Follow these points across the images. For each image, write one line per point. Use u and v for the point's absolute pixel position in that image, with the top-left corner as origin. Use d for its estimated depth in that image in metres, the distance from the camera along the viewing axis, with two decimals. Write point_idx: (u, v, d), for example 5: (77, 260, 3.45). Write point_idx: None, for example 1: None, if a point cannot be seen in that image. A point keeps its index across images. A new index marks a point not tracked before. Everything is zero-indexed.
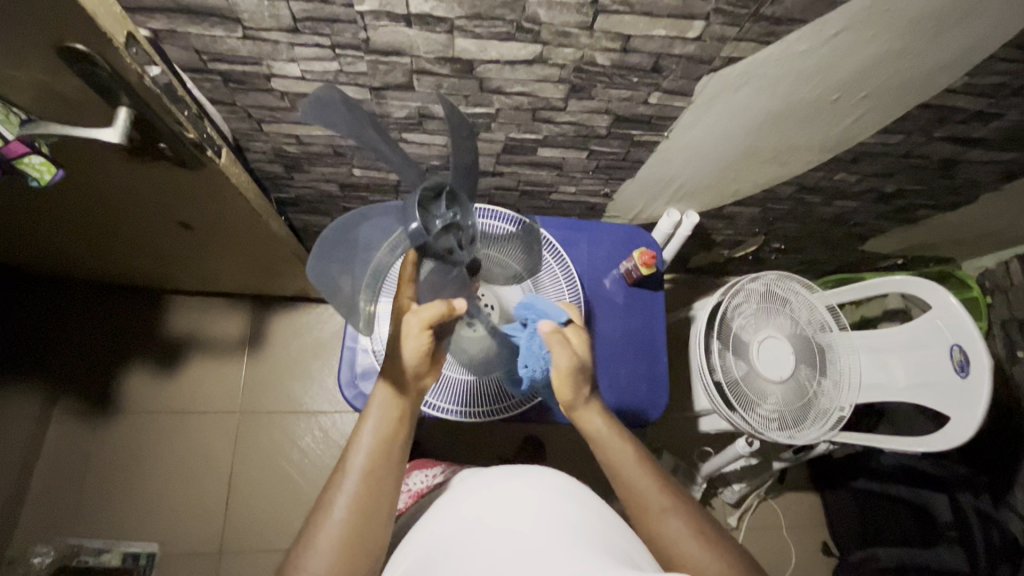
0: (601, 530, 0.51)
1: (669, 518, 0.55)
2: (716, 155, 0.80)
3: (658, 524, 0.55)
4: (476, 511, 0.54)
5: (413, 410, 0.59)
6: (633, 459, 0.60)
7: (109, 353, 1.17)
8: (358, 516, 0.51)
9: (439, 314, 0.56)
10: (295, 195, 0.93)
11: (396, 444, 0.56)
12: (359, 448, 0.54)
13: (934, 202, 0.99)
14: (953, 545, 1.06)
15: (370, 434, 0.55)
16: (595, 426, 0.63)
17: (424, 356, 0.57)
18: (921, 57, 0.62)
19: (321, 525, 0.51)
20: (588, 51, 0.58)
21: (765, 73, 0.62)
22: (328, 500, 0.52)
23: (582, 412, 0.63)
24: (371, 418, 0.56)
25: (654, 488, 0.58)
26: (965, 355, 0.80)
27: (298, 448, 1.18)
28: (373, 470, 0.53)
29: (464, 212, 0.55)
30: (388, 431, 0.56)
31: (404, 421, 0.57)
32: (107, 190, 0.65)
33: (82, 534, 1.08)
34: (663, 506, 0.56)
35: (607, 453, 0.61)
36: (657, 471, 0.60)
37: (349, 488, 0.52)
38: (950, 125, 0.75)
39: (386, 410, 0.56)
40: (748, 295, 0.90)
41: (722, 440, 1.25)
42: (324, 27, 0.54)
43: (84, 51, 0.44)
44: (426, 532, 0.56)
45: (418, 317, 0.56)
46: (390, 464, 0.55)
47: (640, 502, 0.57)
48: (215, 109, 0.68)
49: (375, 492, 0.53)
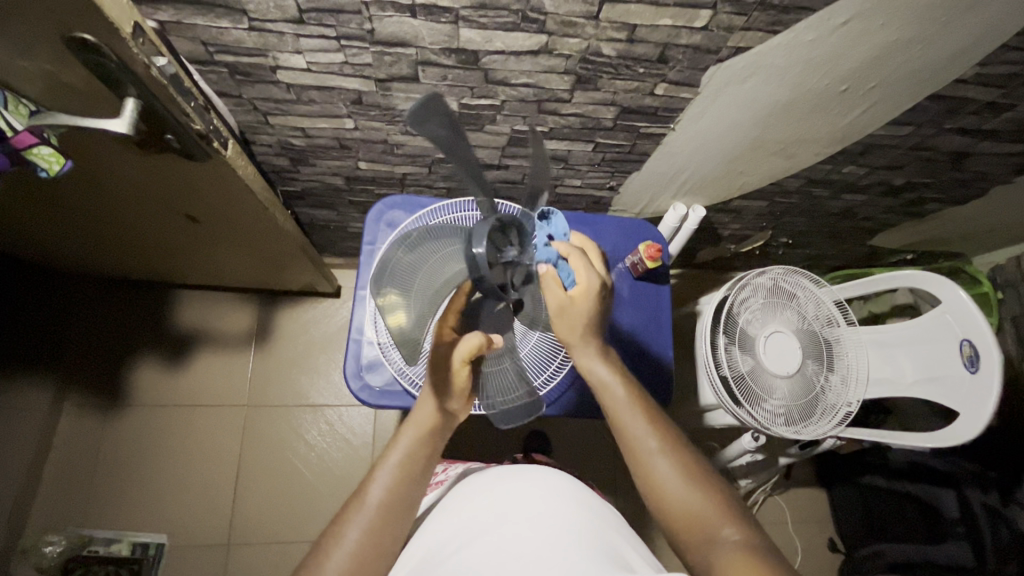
0: (604, 534, 0.52)
1: (659, 460, 0.56)
2: (723, 147, 0.79)
3: (649, 466, 0.56)
4: (477, 513, 0.55)
5: (439, 446, 0.58)
6: (626, 400, 0.59)
7: (116, 346, 1.18)
8: (368, 549, 0.50)
9: (476, 348, 0.56)
10: (301, 189, 0.93)
11: (416, 481, 0.55)
12: (380, 480, 0.54)
13: (945, 195, 0.98)
14: (959, 540, 1.05)
15: (393, 467, 0.54)
16: (591, 363, 0.60)
17: (461, 390, 0.58)
18: (931, 47, 0.61)
19: (331, 552, 0.49)
20: (594, 41, 0.57)
21: (773, 64, 0.62)
22: (340, 527, 0.51)
23: (578, 352, 0.60)
24: (397, 452, 0.55)
25: (645, 430, 0.57)
26: (974, 351, 0.79)
27: (304, 441, 1.18)
28: (390, 505, 0.52)
29: (523, 250, 0.57)
30: (412, 465, 0.55)
31: (429, 457, 0.56)
32: (116, 182, 0.65)
33: (91, 524, 1.09)
34: (655, 448, 0.56)
35: (601, 395, 0.60)
36: (651, 412, 0.59)
37: (364, 516, 0.51)
38: (961, 117, 0.74)
39: (414, 444, 0.55)
40: (754, 289, 0.90)
41: (728, 436, 1.25)
42: (330, 18, 0.54)
43: (91, 41, 0.44)
44: (428, 532, 0.57)
45: (456, 351, 0.56)
46: (406, 502, 0.54)
47: (631, 446, 0.57)
48: (221, 101, 0.68)
49: (388, 528, 0.52)
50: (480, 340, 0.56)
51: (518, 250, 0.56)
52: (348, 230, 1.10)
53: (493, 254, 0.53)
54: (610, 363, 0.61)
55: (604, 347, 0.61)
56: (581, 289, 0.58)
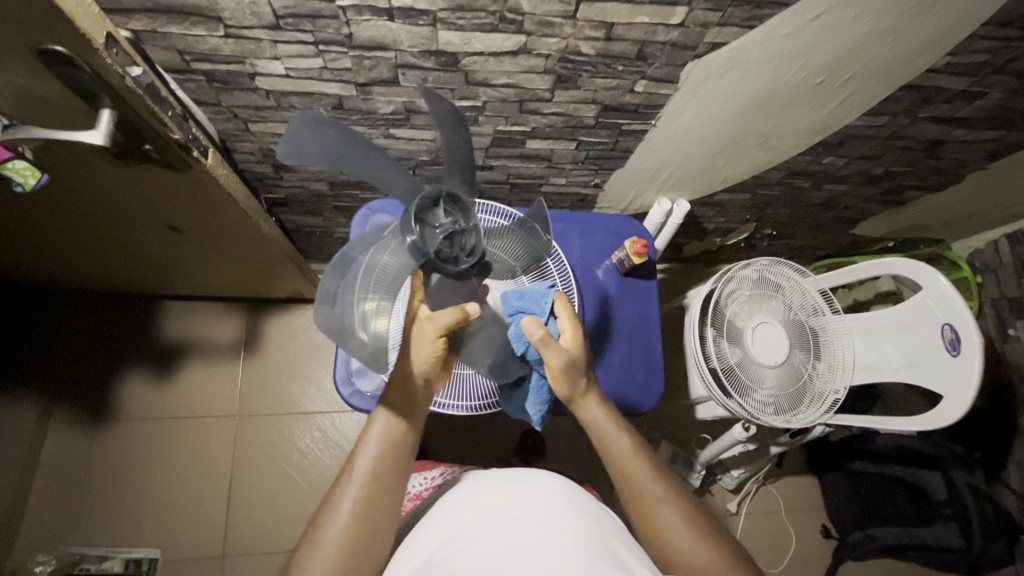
0: (593, 531, 0.52)
1: (662, 507, 0.59)
2: (703, 142, 0.80)
3: (652, 512, 0.59)
4: (471, 519, 0.55)
5: (419, 419, 0.59)
6: (630, 448, 0.63)
7: (101, 360, 1.16)
8: (361, 520, 0.53)
9: (453, 321, 0.56)
10: (284, 195, 0.93)
11: (403, 452, 0.57)
12: (365, 452, 0.55)
13: (923, 183, 1.00)
14: (947, 522, 1.09)
15: (376, 441, 0.56)
16: (592, 413, 0.64)
17: (436, 359, 0.57)
18: (902, 38, 0.63)
19: (327, 527, 0.52)
20: (572, 40, 0.58)
21: (749, 58, 0.63)
22: (333, 503, 0.54)
23: (578, 400, 0.64)
24: (378, 423, 0.57)
25: (649, 478, 0.61)
26: (956, 334, 0.80)
27: (298, 449, 1.18)
28: (376, 476, 0.54)
29: (463, 216, 0.61)
30: (394, 435, 0.56)
31: (410, 428, 0.57)
32: (94, 194, 0.64)
33: (82, 542, 1.08)
34: (658, 495, 0.60)
35: (602, 442, 0.64)
36: (653, 461, 0.63)
37: (354, 489, 0.54)
38: (935, 106, 0.76)
39: (393, 412, 0.57)
40: (739, 282, 0.90)
41: (720, 428, 1.26)
42: (307, 24, 0.54)
43: (63, 52, 0.43)
44: (422, 538, 0.57)
45: (433, 324, 0.55)
46: (394, 472, 0.56)
47: (635, 493, 0.61)
48: (200, 109, 0.68)
49: (379, 501, 0.54)
50: (457, 313, 0.56)
51: (456, 219, 0.60)
52: (334, 235, 1.10)
53: (425, 230, 0.58)
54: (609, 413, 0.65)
55: (602, 398, 0.66)
56: (569, 335, 0.65)
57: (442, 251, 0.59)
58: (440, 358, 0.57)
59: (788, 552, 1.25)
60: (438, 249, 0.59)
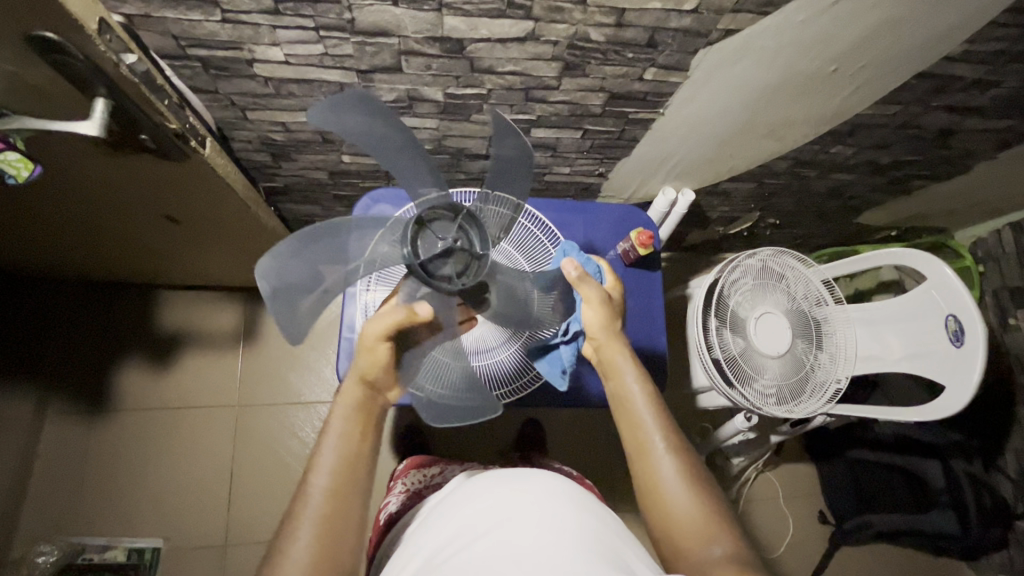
0: (599, 534, 0.52)
1: (664, 460, 0.57)
2: (712, 131, 0.78)
3: (651, 463, 0.57)
4: (471, 517, 0.54)
5: (373, 424, 0.56)
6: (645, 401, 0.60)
7: (98, 350, 1.15)
8: (323, 540, 0.49)
9: (392, 322, 0.53)
10: (283, 184, 0.91)
11: (360, 461, 0.54)
12: (322, 467, 0.52)
13: (930, 171, 0.98)
14: (944, 509, 1.11)
15: (332, 450, 0.53)
16: (619, 362, 0.62)
17: (378, 364, 0.54)
18: (918, 26, 0.61)
19: (288, 551, 0.48)
20: (582, 26, 0.56)
21: (762, 46, 0.61)
22: (294, 524, 0.50)
23: (604, 349, 0.63)
24: (333, 431, 0.54)
25: (656, 429, 0.59)
26: (959, 326, 0.80)
27: (298, 438, 1.17)
28: (337, 489, 0.52)
29: (475, 234, 0.56)
30: (351, 440, 0.54)
31: (365, 432, 0.55)
32: (87, 185, 0.63)
33: (83, 532, 1.08)
34: (662, 446, 0.57)
35: (618, 386, 0.62)
36: (665, 414, 0.60)
37: (313, 508, 0.50)
38: (948, 95, 0.74)
39: (348, 418, 0.54)
40: (744, 271, 0.89)
41: (720, 417, 1.26)
42: (307, 9, 0.52)
43: (54, 40, 0.42)
44: (421, 541, 0.56)
45: (372, 326, 0.53)
46: (356, 483, 0.53)
47: (639, 442, 0.59)
48: (196, 97, 0.66)
49: (342, 514, 0.51)
50: (398, 314, 0.53)
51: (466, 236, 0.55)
52: None
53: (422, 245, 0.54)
54: (638, 369, 0.62)
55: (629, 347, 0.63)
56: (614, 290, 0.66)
57: (437, 268, 0.53)
58: (386, 364, 0.55)
59: (787, 539, 1.26)
60: (432, 263, 0.53)
